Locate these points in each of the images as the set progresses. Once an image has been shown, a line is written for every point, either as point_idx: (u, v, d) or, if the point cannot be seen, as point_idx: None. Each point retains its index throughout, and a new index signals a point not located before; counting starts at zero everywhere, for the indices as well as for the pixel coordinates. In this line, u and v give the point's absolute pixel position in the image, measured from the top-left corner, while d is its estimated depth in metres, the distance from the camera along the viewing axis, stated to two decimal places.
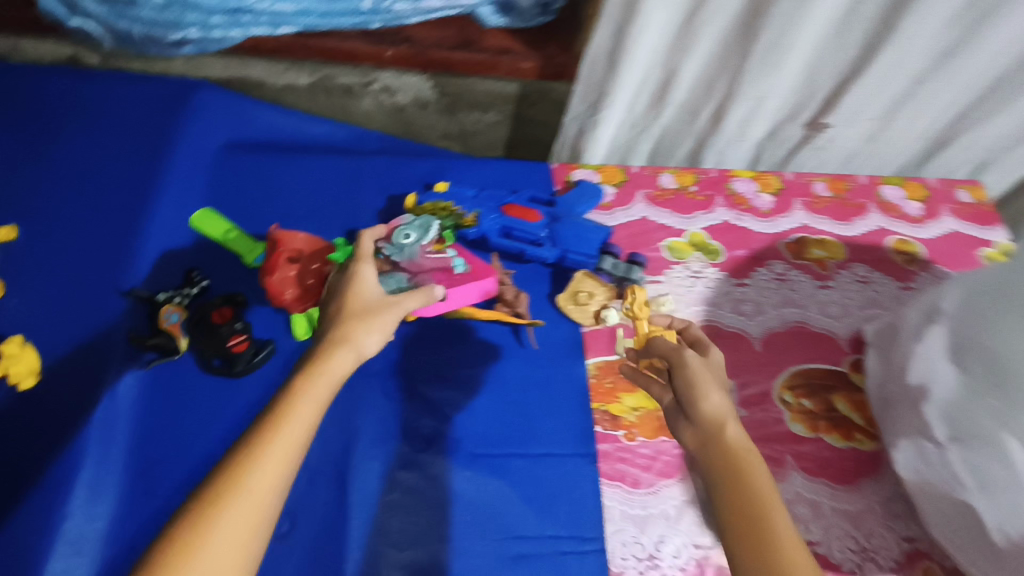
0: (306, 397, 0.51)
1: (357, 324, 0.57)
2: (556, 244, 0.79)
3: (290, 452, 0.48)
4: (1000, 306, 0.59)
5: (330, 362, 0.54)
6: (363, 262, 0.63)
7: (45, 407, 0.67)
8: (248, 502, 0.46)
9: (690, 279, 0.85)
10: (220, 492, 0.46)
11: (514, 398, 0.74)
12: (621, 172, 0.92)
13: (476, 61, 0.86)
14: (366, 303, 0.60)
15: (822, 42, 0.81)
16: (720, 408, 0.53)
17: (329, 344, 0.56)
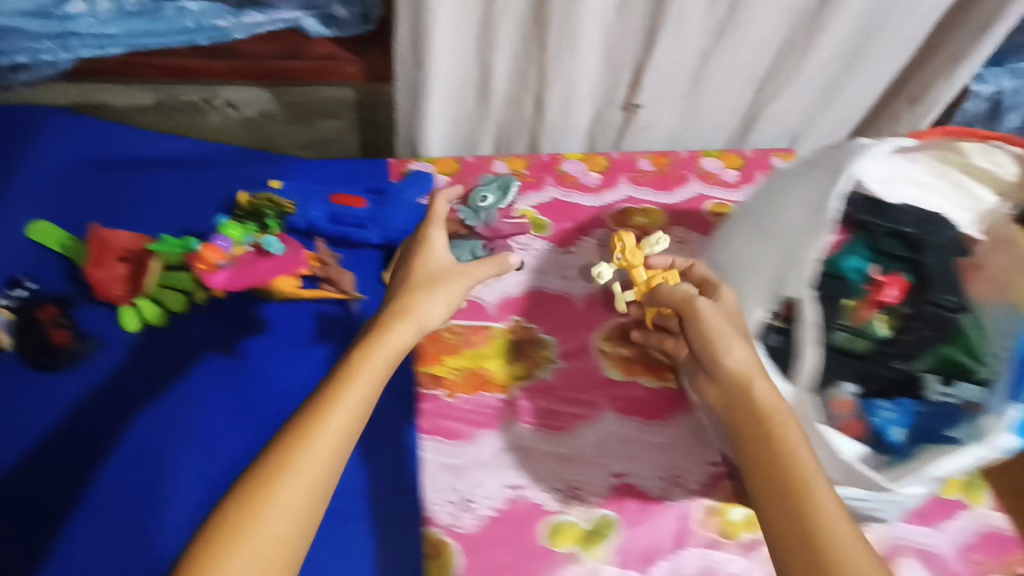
0: (358, 368, 0.53)
1: (420, 294, 0.62)
2: (380, 227, 0.86)
3: (350, 420, 0.51)
4: (736, 226, 0.68)
5: (391, 334, 0.57)
6: (433, 227, 0.70)
7: None
8: (304, 475, 0.47)
9: (518, 252, 0.90)
10: (276, 466, 0.47)
11: (345, 369, 0.79)
12: (455, 162, 0.99)
13: (303, 68, 0.92)
14: (427, 273, 0.65)
15: (609, 29, 0.90)
16: (745, 361, 0.54)
17: (387, 318, 0.59)
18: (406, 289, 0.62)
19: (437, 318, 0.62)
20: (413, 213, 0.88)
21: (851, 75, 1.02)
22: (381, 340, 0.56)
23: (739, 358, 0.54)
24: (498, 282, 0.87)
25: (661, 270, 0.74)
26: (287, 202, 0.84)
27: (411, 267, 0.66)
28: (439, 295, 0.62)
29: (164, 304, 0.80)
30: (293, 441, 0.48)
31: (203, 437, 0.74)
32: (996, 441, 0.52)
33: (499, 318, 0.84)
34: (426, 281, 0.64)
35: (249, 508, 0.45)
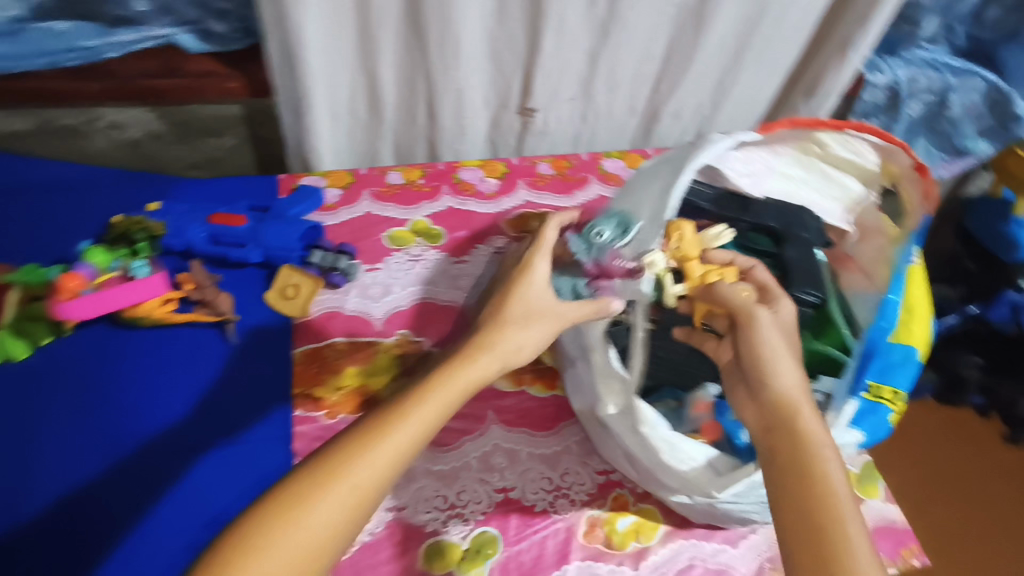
0: (435, 394, 0.50)
1: (507, 329, 0.57)
2: (260, 245, 0.82)
3: (396, 455, 0.47)
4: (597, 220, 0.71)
5: (465, 366, 0.53)
6: (540, 253, 0.62)
7: None
8: (347, 491, 0.44)
9: (409, 263, 0.88)
10: (317, 471, 0.44)
11: (222, 394, 0.74)
12: (349, 174, 0.97)
13: (178, 85, 0.89)
14: (532, 305, 0.59)
15: (491, 34, 0.90)
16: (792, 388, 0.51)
17: (469, 351, 0.55)
18: (498, 308, 0.58)
19: (524, 356, 0.57)
20: (294, 228, 0.83)
21: (743, 71, 1.03)
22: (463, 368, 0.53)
23: (789, 381, 0.52)
24: (386, 296, 0.84)
25: (718, 266, 0.64)
26: (156, 224, 0.81)
27: (503, 297, 0.60)
28: (515, 322, 0.57)
29: (30, 338, 0.74)
30: (347, 450, 0.46)
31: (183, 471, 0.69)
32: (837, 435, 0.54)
33: (386, 333, 0.81)
34: (523, 317, 0.58)
35: (276, 510, 0.42)
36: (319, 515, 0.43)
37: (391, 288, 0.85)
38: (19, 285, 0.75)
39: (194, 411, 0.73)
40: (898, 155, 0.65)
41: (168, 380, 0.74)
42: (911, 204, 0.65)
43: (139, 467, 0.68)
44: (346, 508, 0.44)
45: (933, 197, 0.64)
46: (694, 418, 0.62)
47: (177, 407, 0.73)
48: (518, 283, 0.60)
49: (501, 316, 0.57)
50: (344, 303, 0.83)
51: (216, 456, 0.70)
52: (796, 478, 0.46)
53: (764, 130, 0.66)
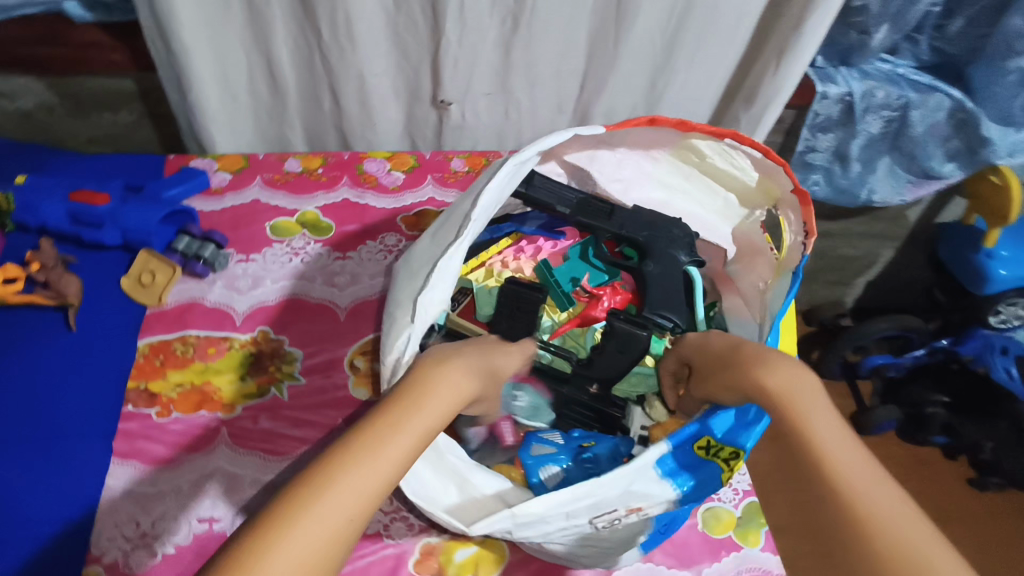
0: (407, 418, 0.45)
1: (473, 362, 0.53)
2: (116, 226, 0.77)
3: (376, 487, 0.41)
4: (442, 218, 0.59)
5: (431, 390, 0.47)
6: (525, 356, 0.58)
7: None
8: (325, 528, 0.38)
9: (287, 256, 0.82)
10: (287, 512, 0.38)
11: (53, 380, 0.70)
12: (245, 159, 0.91)
13: (61, 55, 0.85)
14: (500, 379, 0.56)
15: (389, 18, 0.84)
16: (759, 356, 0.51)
17: (444, 369, 0.50)
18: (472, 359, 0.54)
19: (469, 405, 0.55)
20: (155, 211, 0.77)
21: (674, 72, 0.95)
22: (432, 387, 0.47)
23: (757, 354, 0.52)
24: (254, 289, 0.79)
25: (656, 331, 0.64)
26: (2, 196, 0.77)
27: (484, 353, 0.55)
28: (476, 365, 0.52)
29: None
30: (315, 483, 0.40)
31: (19, 449, 0.66)
32: (635, 484, 0.49)
33: (244, 330, 0.76)
34: (486, 375, 0.54)
35: (238, 564, 0.35)
36: (297, 552, 0.37)
37: (261, 282, 0.80)
38: None
39: (33, 388, 0.69)
40: (779, 175, 0.56)
41: (19, 355, 0.71)
42: (792, 238, 0.56)
43: None
44: (322, 543, 0.38)
45: (814, 233, 0.53)
46: (509, 449, 0.58)
47: (24, 381, 0.70)
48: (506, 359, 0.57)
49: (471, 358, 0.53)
50: (208, 293, 0.78)
51: (59, 437, 0.67)
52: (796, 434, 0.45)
53: (614, 127, 0.55)
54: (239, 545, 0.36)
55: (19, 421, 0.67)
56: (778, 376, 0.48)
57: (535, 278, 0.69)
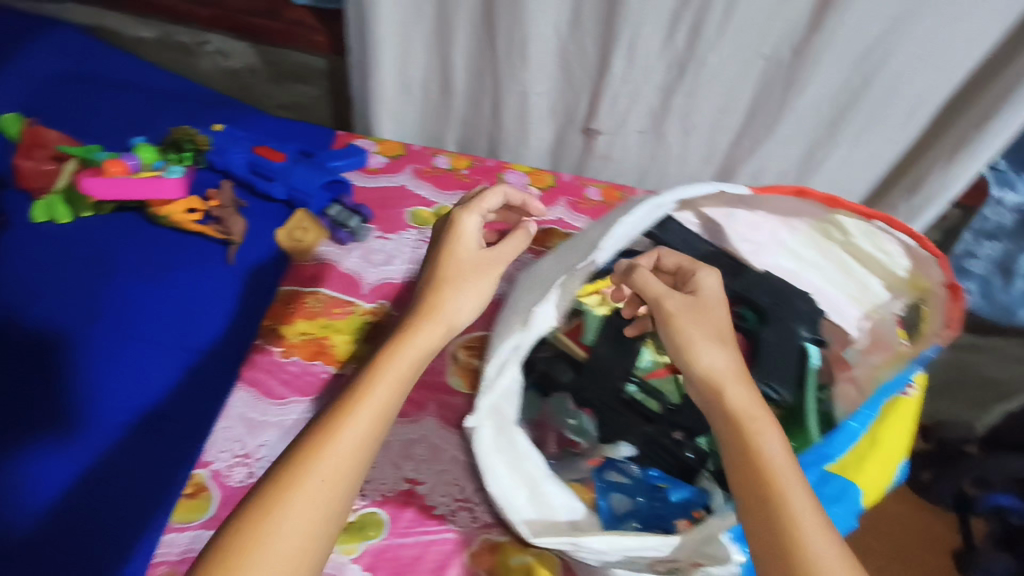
0: (380, 374, 0.56)
1: (448, 293, 0.62)
2: (285, 182, 0.87)
3: (365, 436, 0.53)
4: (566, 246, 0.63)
5: (420, 334, 0.59)
6: (467, 215, 0.67)
7: None
8: (326, 470, 0.50)
9: (419, 242, 0.88)
10: (299, 462, 0.50)
11: (206, 307, 0.81)
12: (402, 147, 0.99)
13: (274, 29, 0.98)
14: (458, 257, 0.64)
15: (562, 41, 0.88)
16: (718, 363, 0.51)
17: (417, 319, 0.60)
18: (437, 272, 0.64)
19: (463, 316, 0.62)
20: (321, 177, 0.88)
21: (836, 147, 0.93)
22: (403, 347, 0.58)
23: (722, 358, 0.51)
24: (385, 265, 0.86)
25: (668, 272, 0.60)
26: (203, 138, 0.89)
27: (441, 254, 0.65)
28: (450, 268, 0.64)
29: (72, 206, 0.84)
30: (315, 442, 0.51)
31: (170, 358, 0.76)
32: (706, 545, 0.47)
33: (368, 299, 0.82)
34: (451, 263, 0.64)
35: (262, 505, 0.48)
36: (305, 496, 0.49)
37: (391, 260, 0.86)
38: (73, 157, 0.84)
39: (189, 310, 0.80)
40: (931, 268, 0.56)
41: (183, 277, 0.82)
42: (931, 328, 0.56)
43: (130, 342, 0.77)
44: (325, 488, 0.49)
45: (955, 328, 0.54)
46: (582, 469, 0.60)
47: (184, 302, 0.80)
48: (454, 243, 0.65)
49: (445, 285, 0.62)
50: (344, 259, 0.85)
51: (199, 359, 0.77)
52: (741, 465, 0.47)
53: (759, 191, 0.57)
54: (262, 495, 0.48)
55: (151, 332, 0.78)
56: (736, 400, 0.49)
57: None
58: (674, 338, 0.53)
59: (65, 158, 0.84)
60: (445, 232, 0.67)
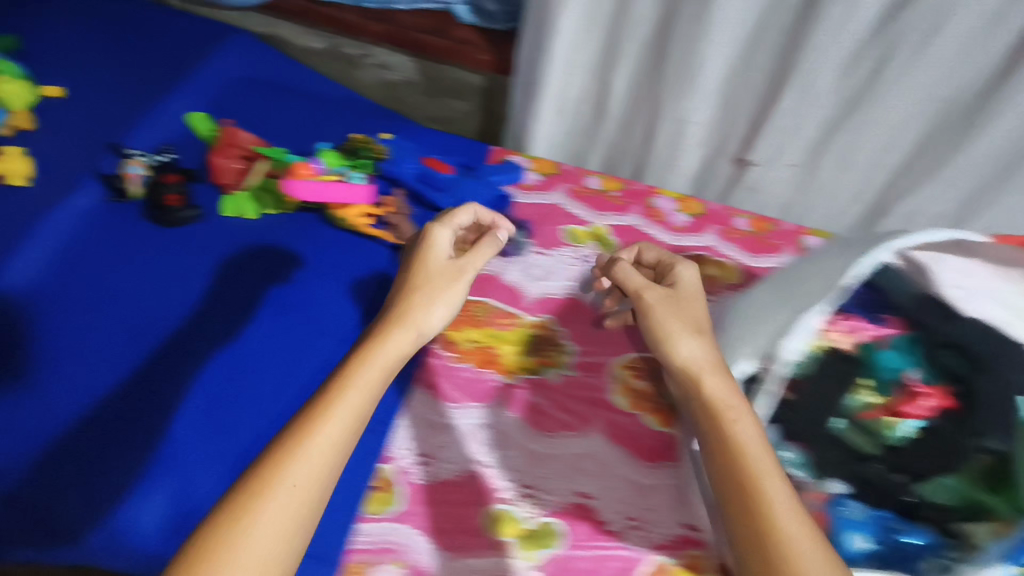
0: (356, 375, 0.55)
1: (418, 302, 0.63)
2: (455, 195, 0.91)
3: (343, 435, 0.52)
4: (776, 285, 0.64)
5: (388, 340, 0.59)
6: (439, 228, 0.70)
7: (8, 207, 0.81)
8: (315, 465, 0.50)
9: (575, 261, 0.91)
10: (280, 459, 0.50)
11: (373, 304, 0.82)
12: (554, 166, 1.03)
13: (442, 46, 1.01)
14: (431, 266, 0.66)
15: (732, 73, 0.89)
16: (695, 354, 0.58)
17: (388, 325, 0.61)
18: (411, 282, 0.65)
19: (434, 322, 0.63)
20: (488, 192, 0.92)
21: (1006, 193, 0.92)
22: (376, 350, 0.58)
23: (696, 352, 0.58)
24: (544, 280, 0.88)
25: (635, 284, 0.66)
26: (380, 148, 0.94)
27: (411, 263, 0.68)
28: (419, 273, 0.66)
29: (258, 203, 0.89)
30: (289, 447, 0.50)
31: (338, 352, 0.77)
32: None
33: (532, 311, 0.85)
34: (421, 272, 0.66)
35: (243, 505, 0.47)
36: (284, 497, 0.48)
37: (550, 275, 0.89)
38: (266, 158, 0.89)
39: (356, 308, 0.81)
40: None
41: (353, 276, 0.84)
42: None
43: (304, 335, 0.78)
44: (308, 484, 0.49)
45: None
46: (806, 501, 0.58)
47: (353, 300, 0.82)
48: (426, 254, 0.68)
49: (417, 292, 0.64)
50: (506, 271, 0.88)
51: None
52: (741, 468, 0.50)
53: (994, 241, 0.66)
54: (231, 503, 0.47)
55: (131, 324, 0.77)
56: (715, 389, 0.55)
57: (856, 351, 0.64)
58: (659, 326, 0.60)
59: (259, 159, 0.89)
60: (417, 239, 0.70)
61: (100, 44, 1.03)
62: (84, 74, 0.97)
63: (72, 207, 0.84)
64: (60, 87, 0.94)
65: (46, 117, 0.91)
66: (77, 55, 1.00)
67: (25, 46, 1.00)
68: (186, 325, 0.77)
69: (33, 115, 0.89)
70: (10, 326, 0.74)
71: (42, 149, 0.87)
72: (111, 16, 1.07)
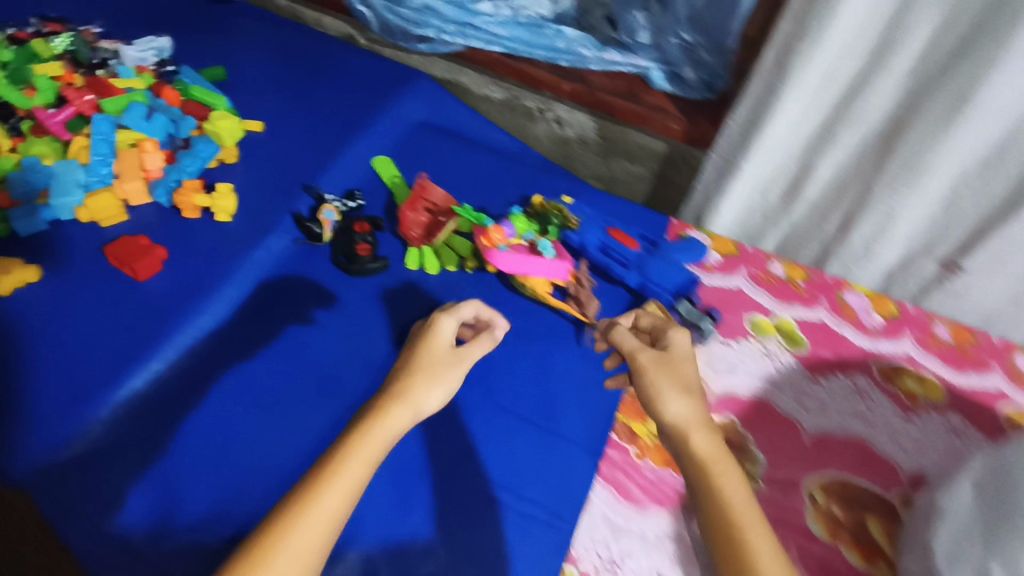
0: (356, 451, 0.53)
1: (419, 383, 0.60)
2: (641, 273, 0.86)
3: (346, 499, 0.51)
4: None
5: (386, 418, 0.56)
6: (446, 314, 0.67)
7: (213, 243, 0.84)
8: (303, 542, 0.48)
9: (761, 356, 0.86)
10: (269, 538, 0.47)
11: (556, 384, 0.81)
12: (734, 246, 0.98)
13: (633, 112, 0.99)
14: (431, 349, 0.64)
15: (964, 178, 0.81)
16: (683, 414, 0.59)
17: (386, 400, 0.58)
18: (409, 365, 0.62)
19: (431, 408, 0.60)
20: (677, 274, 0.86)
21: None
22: (379, 425, 0.56)
23: (707, 445, 0.57)
24: (729, 374, 0.83)
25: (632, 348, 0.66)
26: (571, 218, 0.89)
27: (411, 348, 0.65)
28: (417, 358, 0.63)
29: (440, 259, 0.89)
30: (287, 516, 0.49)
31: (522, 432, 0.76)
32: None
33: (715, 410, 0.80)
34: (420, 358, 0.63)
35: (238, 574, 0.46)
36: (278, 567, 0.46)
37: (734, 369, 0.84)
38: (457, 218, 0.89)
39: (539, 387, 0.80)
40: None
41: (537, 352, 0.83)
42: None
43: (490, 411, 0.78)
44: (311, 547, 0.48)
45: None
46: None
47: (537, 378, 0.81)
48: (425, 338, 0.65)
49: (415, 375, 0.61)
50: None
51: (546, 443, 0.76)
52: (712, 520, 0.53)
53: None
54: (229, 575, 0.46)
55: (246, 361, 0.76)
56: (725, 484, 0.55)
57: None
58: (652, 387, 0.61)
59: (450, 219, 0.88)
60: (422, 325, 0.67)
61: (296, 82, 1.06)
62: (283, 112, 1.01)
63: (268, 246, 0.85)
64: (259, 123, 0.98)
65: (248, 152, 0.94)
66: (277, 94, 1.04)
67: (230, 78, 1.04)
68: (372, 384, 0.77)
69: (237, 149, 0.93)
70: (211, 363, 0.75)
71: (244, 185, 0.90)
72: (308, 55, 1.11)
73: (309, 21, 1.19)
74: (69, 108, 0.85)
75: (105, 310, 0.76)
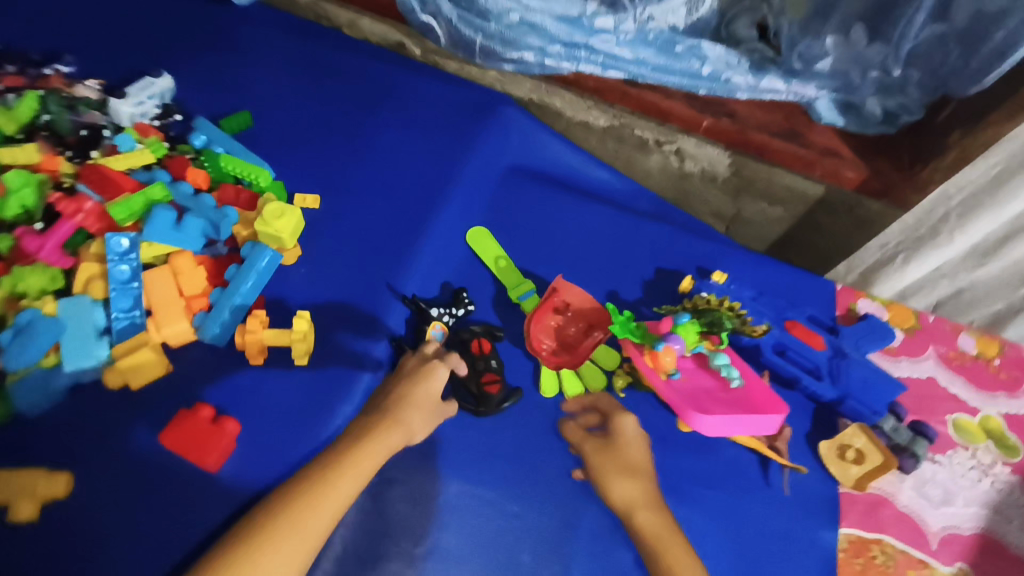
0: (349, 468, 0.53)
1: (412, 411, 0.60)
2: (838, 384, 0.70)
3: (333, 511, 0.50)
4: None
5: (379, 440, 0.56)
6: (442, 364, 0.63)
7: (292, 399, 0.61)
8: (292, 541, 0.47)
9: (974, 472, 0.72)
10: (254, 541, 0.47)
11: (755, 549, 0.64)
12: (913, 317, 0.83)
13: (793, 154, 0.76)
14: (425, 394, 0.61)
15: None
16: (633, 493, 0.59)
17: (381, 422, 0.58)
18: (397, 392, 0.61)
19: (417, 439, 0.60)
20: (887, 387, 0.70)
21: None
22: (374, 445, 0.55)
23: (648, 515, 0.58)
24: (946, 506, 0.69)
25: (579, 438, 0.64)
26: (748, 318, 0.70)
27: (401, 381, 0.62)
28: (404, 395, 0.60)
29: (583, 379, 0.69)
30: (267, 530, 0.48)
31: None
32: None
33: (942, 558, 0.66)
34: (407, 395, 0.60)
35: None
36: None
37: (950, 497, 0.70)
38: (607, 331, 0.69)
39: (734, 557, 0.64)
40: None
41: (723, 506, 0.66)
42: None
43: None
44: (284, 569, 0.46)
45: None
46: None
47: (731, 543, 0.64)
48: (419, 380, 0.62)
49: (408, 403, 0.60)
50: (899, 492, 0.69)
51: None
52: (654, 553, 0.56)
53: None
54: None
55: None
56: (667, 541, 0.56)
57: None
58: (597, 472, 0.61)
59: (600, 335, 0.69)
60: (411, 361, 0.64)
61: (344, 120, 0.80)
62: (338, 174, 0.76)
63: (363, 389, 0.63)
64: (314, 195, 0.73)
65: (308, 243, 0.71)
66: (325, 143, 0.78)
67: (257, 123, 0.77)
68: None
69: (297, 245, 0.70)
70: None
71: (314, 297, 0.68)
72: (352, 79, 0.83)
73: (339, 23, 0.88)
74: (65, 224, 0.60)
75: (176, 530, 0.54)
